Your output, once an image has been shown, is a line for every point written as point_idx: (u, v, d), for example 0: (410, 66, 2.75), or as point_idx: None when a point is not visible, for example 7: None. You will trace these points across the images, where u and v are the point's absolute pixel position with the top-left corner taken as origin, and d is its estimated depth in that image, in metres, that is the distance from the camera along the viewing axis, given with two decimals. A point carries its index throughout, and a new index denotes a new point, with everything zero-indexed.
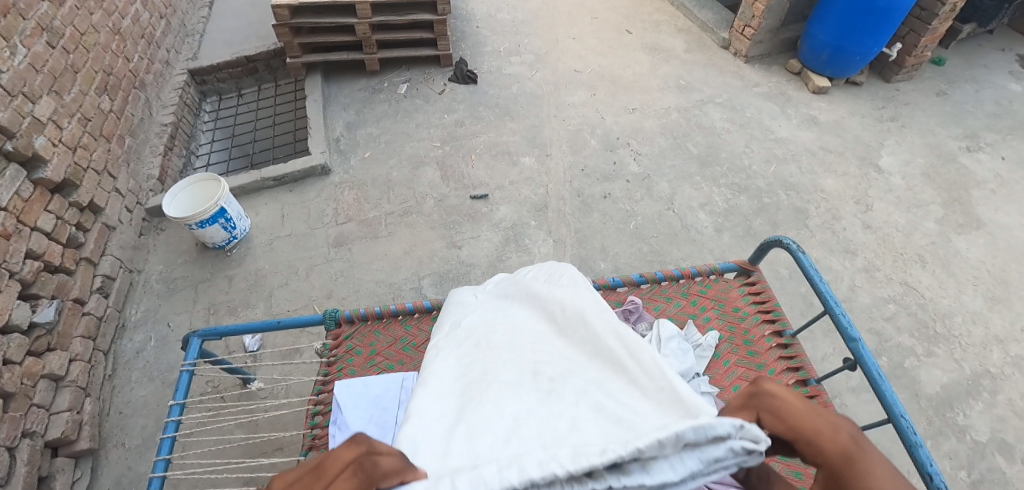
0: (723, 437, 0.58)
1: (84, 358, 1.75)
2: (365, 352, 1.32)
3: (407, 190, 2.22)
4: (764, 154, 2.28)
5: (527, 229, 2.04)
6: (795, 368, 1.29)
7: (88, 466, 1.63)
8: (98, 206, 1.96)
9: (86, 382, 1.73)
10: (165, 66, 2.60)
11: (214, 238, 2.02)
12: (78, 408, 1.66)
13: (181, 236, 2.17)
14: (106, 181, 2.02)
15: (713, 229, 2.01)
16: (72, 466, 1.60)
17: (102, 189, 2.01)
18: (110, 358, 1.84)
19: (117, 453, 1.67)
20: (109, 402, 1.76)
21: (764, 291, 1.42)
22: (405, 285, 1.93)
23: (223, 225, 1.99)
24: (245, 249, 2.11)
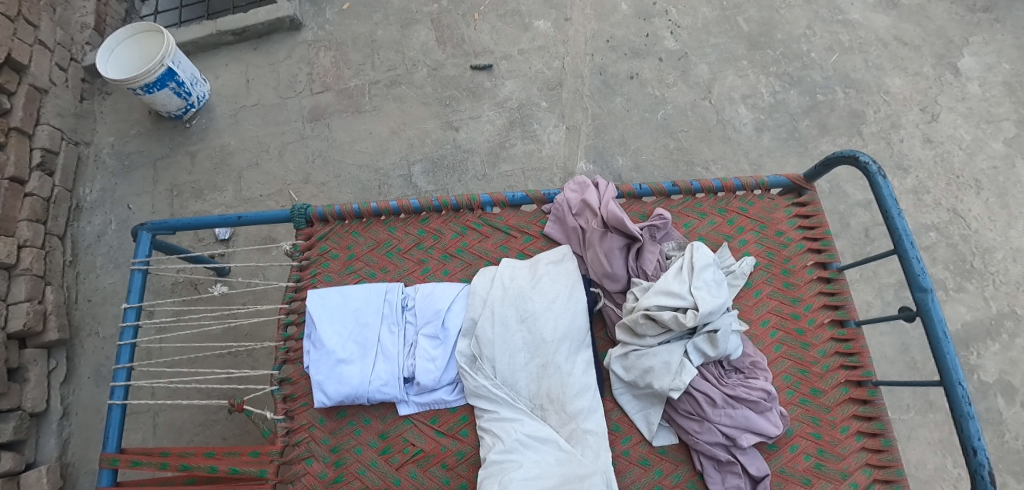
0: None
1: (36, 244, 1.55)
2: (343, 256, 1.14)
3: (395, 54, 1.85)
4: (826, 40, 1.90)
5: (535, 111, 1.73)
6: (834, 307, 1.14)
7: (63, 356, 1.56)
8: (19, 62, 1.61)
9: (44, 269, 1.55)
10: None
11: (168, 105, 1.73)
12: (42, 299, 1.51)
13: (131, 103, 1.90)
14: (24, 31, 1.66)
15: (753, 129, 1.72)
16: (45, 357, 1.51)
17: (21, 40, 1.65)
18: (68, 243, 1.68)
19: (92, 342, 1.62)
20: (73, 291, 1.64)
21: (815, 214, 1.18)
22: (393, 171, 1.68)
23: (175, 91, 1.69)
24: (206, 119, 1.85)
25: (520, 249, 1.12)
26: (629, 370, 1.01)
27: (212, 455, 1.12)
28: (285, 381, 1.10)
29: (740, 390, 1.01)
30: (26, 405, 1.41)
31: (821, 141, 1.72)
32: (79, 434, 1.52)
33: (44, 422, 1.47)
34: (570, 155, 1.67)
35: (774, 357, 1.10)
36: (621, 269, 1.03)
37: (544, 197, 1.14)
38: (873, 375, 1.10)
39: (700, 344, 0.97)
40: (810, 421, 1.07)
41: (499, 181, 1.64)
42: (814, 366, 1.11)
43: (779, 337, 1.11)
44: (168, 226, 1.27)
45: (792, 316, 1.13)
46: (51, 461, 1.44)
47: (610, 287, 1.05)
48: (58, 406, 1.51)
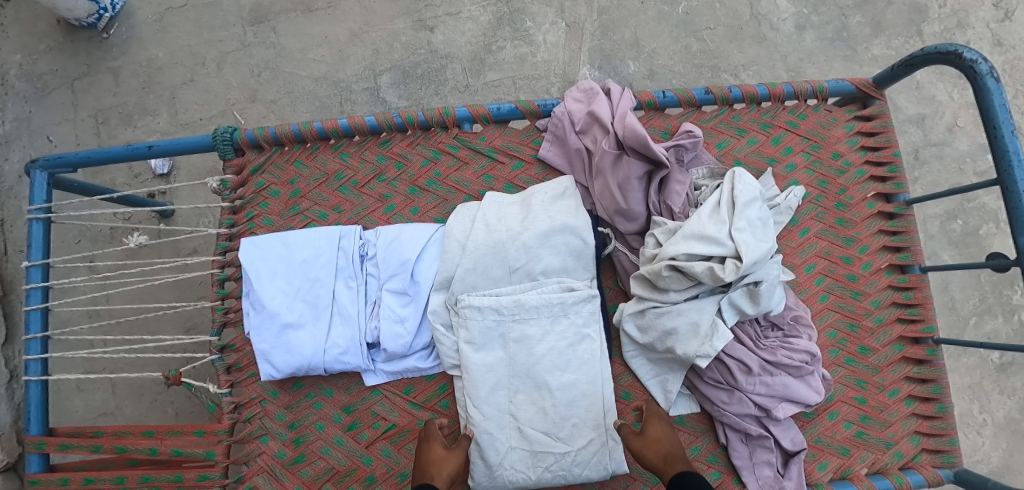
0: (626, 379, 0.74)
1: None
2: (285, 194, 0.90)
3: None
4: None
5: (528, 3, 1.39)
6: (895, 248, 0.93)
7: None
8: None
9: None
10: None
11: (74, 10, 1.33)
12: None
13: (36, 11, 1.44)
14: None
15: (793, 27, 1.42)
16: None
17: None
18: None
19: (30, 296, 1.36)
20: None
21: (883, 132, 0.94)
22: (356, 84, 1.38)
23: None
24: (127, 28, 1.45)
25: (508, 178, 0.87)
26: (645, 331, 0.79)
27: (151, 434, 0.91)
28: (227, 349, 0.90)
29: (780, 354, 0.81)
30: None
31: (874, 43, 1.43)
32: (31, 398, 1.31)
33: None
34: (571, 60, 1.37)
35: (819, 309, 0.90)
36: (640, 205, 0.77)
37: (539, 110, 0.87)
38: (934, 332, 0.91)
39: (736, 300, 0.75)
40: (854, 385, 0.90)
41: (485, 94, 1.36)
42: (865, 320, 0.91)
43: (826, 286, 0.91)
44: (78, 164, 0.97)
45: (843, 259, 0.92)
46: None
47: (623, 228, 0.80)
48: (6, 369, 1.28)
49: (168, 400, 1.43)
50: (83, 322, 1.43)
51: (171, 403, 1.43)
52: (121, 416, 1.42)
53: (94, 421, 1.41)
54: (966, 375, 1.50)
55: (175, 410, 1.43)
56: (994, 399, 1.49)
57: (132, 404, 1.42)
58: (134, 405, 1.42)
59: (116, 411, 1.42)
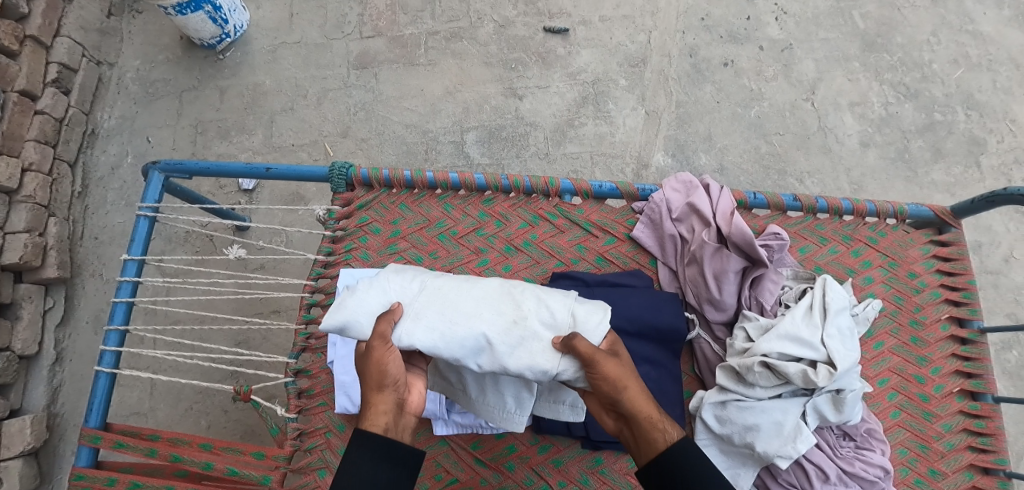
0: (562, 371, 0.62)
1: (42, 170, 1.30)
2: (385, 233, 0.94)
3: (458, 2, 1.60)
4: (952, 51, 1.61)
5: (612, 88, 1.49)
6: (968, 374, 0.93)
7: (61, 296, 1.31)
8: None
9: (47, 198, 1.31)
10: None
11: (200, 31, 1.48)
12: (40, 231, 1.26)
13: (163, 26, 1.60)
14: None
15: (857, 143, 1.50)
16: (41, 294, 1.27)
17: None
18: (78, 172, 1.42)
19: (95, 283, 1.37)
20: (80, 225, 1.39)
21: (958, 258, 0.97)
22: (443, 136, 1.47)
23: (210, 16, 1.44)
24: (242, 54, 1.59)
25: (600, 252, 0.91)
26: (723, 423, 0.79)
27: (208, 447, 0.90)
28: (301, 373, 0.91)
29: (857, 465, 0.80)
30: (16, 346, 1.19)
31: (934, 168, 1.50)
32: (72, 384, 1.30)
33: (33, 367, 1.24)
34: (647, 145, 1.45)
35: (890, 424, 0.90)
36: (732, 298, 0.80)
37: (638, 193, 0.92)
38: (1007, 465, 0.89)
39: (820, 404, 0.76)
40: None
41: (563, 164, 1.43)
42: (935, 442, 0.90)
43: (898, 402, 0.91)
44: (200, 170, 1.00)
45: (916, 378, 0.93)
46: (37, 411, 1.23)
47: (711, 316, 0.83)
48: (51, 350, 1.27)
49: (202, 411, 1.42)
50: (139, 319, 1.44)
51: (204, 415, 1.42)
52: (153, 419, 1.41)
53: (124, 419, 1.41)
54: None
55: (206, 423, 1.42)
56: None
57: (166, 408, 1.42)
58: (168, 409, 1.42)
59: (149, 412, 1.42)
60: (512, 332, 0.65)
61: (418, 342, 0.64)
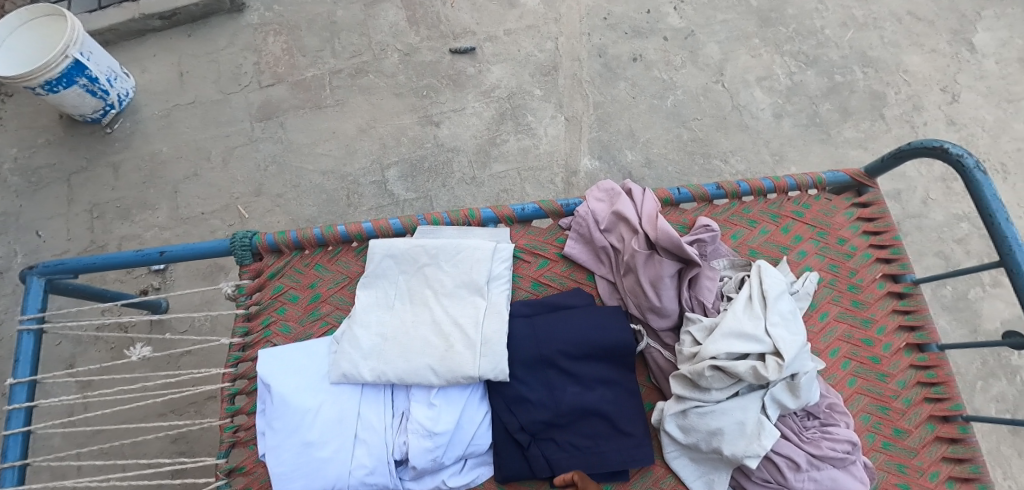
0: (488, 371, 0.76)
1: None
2: (304, 298, 0.88)
3: (358, 36, 1.54)
4: (839, 15, 1.71)
5: (529, 100, 1.47)
6: (911, 328, 0.95)
7: None
8: None
9: None
10: None
11: (80, 107, 1.36)
12: None
13: (38, 107, 1.47)
14: None
15: (771, 115, 1.54)
16: None
17: None
18: None
19: None
20: None
21: (881, 216, 1.00)
22: (363, 177, 1.39)
23: (87, 88, 1.32)
24: (132, 123, 1.47)
25: (535, 277, 0.87)
26: (688, 432, 0.76)
27: None
28: (235, 472, 0.82)
29: (825, 446, 0.79)
30: None
31: (844, 127, 1.55)
32: None
33: None
34: (572, 151, 1.43)
35: (849, 393, 0.90)
36: (673, 303, 0.78)
37: (562, 209, 0.89)
38: (963, 409, 0.91)
39: (777, 394, 0.74)
40: (896, 470, 0.87)
41: (491, 186, 1.38)
42: (895, 402, 0.91)
43: (852, 369, 0.91)
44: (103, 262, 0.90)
45: (864, 341, 0.93)
46: None
47: (656, 325, 0.80)
48: None
49: None
50: (58, 435, 1.30)
51: None
52: None
53: None
54: (1009, 446, 1.41)
55: None
56: (1016, 464, 1.38)
57: None
58: None
59: None
60: (448, 360, 0.76)
61: (383, 375, 0.78)
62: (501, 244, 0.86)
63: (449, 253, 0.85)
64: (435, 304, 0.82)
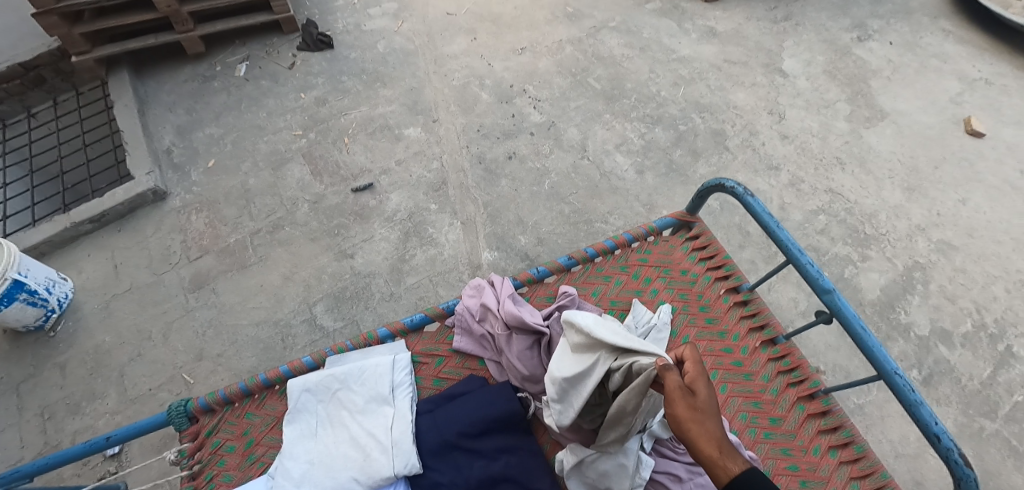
0: (399, 467, 0.87)
1: None
2: (240, 447, 0.99)
3: (271, 198, 1.75)
4: (670, 78, 2.09)
5: (428, 215, 1.70)
6: (760, 327, 1.14)
7: None
8: None
9: None
10: None
11: (22, 318, 1.48)
12: None
13: None
14: None
15: (635, 173, 1.81)
16: None
17: None
18: None
19: None
20: None
21: (709, 243, 1.23)
22: (294, 319, 1.54)
23: (28, 300, 1.46)
24: (75, 321, 1.59)
25: (435, 374, 1.03)
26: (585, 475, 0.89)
27: None
28: None
29: None
30: None
31: (697, 165, 1.84)
32: None
33: None
34: (473, 248, 1.64)
35: (724, 398, 1.06)
36: (539, 370, 0.97)
37: (444, 311, 1.07)
38: (820, 384, 1.07)
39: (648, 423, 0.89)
40: (782, 455, 0.99)
41: (409, 297, 1.56)
42: (765, 394, 1.07)
43: (721, 376, 1.08)
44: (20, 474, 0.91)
45: (725, 350, 1.11)
46: None
47: (536, 389, 0.97)
48: None
49: None
50: None
51: None
52: None
53: None
54: (926, 397, 1.51)
55: None
56: (937, 413, 1.48)
57: None
58: None
59: None
60: (365, 469, 0.89)
61: None
62: (397, 356, 1.03)
63: (356, 375, 1.00)
64: (349, 423, 0.95)
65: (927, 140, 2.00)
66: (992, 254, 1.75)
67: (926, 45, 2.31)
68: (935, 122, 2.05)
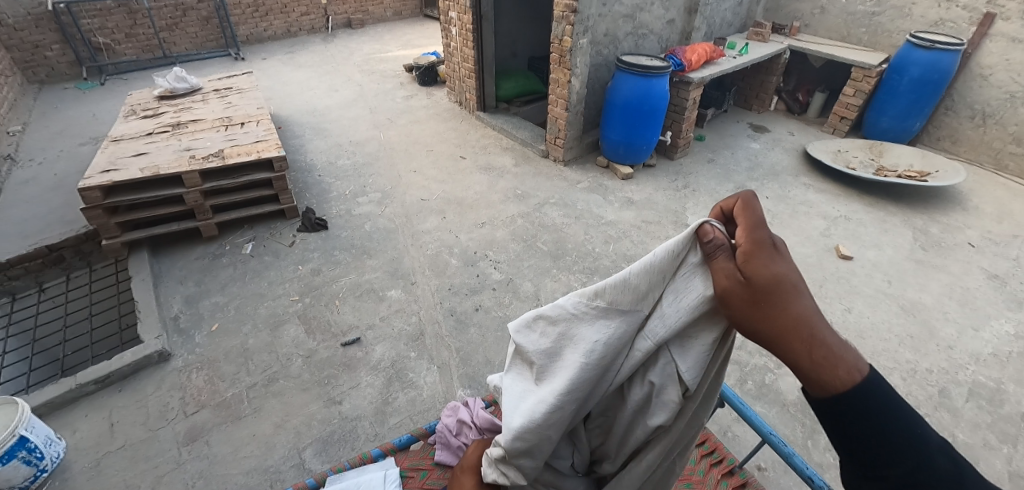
0: None
1: None
2: None
3: (269, 355, 1.96)
4: (602, 236, 2.62)
5: (408, 362, 1.96)
6: None
7: None
8: None
9: None
10: None
11: (11, 479, 1.46)
12: None
13: None
14: None
15: None
16: None
17: None
18: None
19: None
20: None
21: None
22: (284, 464, 1.63)
23: (25, 459, 1.47)
24: (61, 480, 1.57)
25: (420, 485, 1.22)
26: None
27: None
28: None
29: None
30: None
31: None
32: None
33: None
34: (448, 388, 1.88)
35: None
36: None
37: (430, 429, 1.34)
38: (735, 461, 1.33)
39: None
40: None
41: (391, 435, 1.72)
42: (694, 475, 1.32)
43: None
44: None
45: None
46: None
47: None
48: None
49: None
50: None
51: None
52: None
53: None
54: None
55: None
56: None
57: None
58: None
59: None
60: None
61: None
62: (387, 473, 1.22)
63: None
64: None
65: (810, 267, 2.50)
66: (882, 351, 2.09)
67: (793, 198, 3.00)
68: (812, 252, 2.59)
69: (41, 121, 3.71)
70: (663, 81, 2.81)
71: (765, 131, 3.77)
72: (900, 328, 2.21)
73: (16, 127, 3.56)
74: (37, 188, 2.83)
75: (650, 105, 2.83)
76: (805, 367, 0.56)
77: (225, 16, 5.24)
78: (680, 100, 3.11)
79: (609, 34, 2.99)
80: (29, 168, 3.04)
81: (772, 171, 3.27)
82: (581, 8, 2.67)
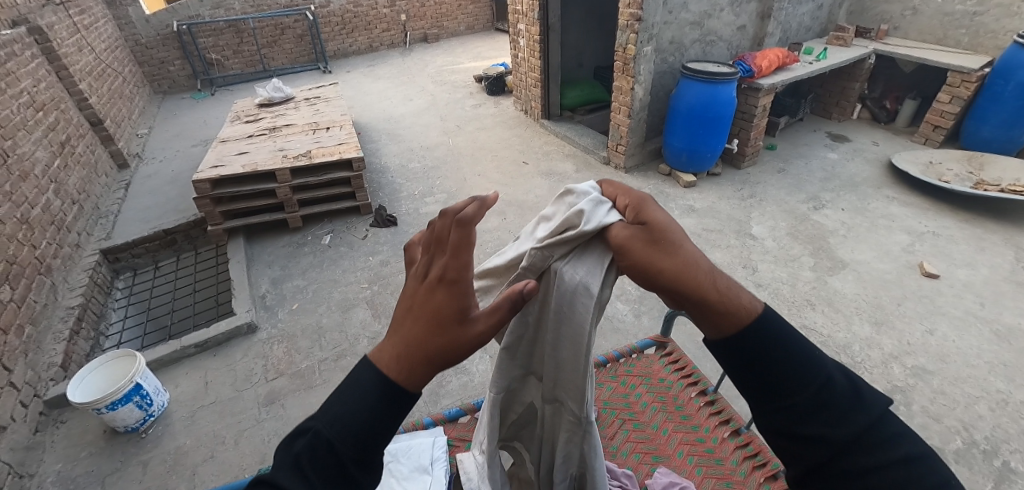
0: None
1: None
2: None
3: (339, 334, 2.15)
4: None
5: None
6: (726, 421, 1.42)
7: None
8: None
9: None
10: (75, 248, 2.51)
11: (125, 419, 1.73)
12: None
13: (86, 425, 1.82)
14: None
15: (634, 316, 2.18)
16: None
17: None
18: None
19: None
20: None
21: (680, 358, 1.61)
22: None
23: (138, 403, 1.73)
24: (163, 425, 1.82)
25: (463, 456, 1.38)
26: None
27: None
28: None
29: None
30: None
31: None
32: None
33: None
34: None
35: (700, 479, 1.30)
36: None
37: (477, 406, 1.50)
38: (780, 466, 1.29)
39: None
40: None
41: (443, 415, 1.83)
42: (735, 475, 1.30)
43: (696, 461, 1.34)
44: None
45: (698, 440, 1.39)
46: None
47: None
48: None
49: None
50: None
51: None
52: None
53: None
54: None
55: None
56: None
57: None
58: None
59: None
60: None
61: None
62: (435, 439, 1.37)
63: (404, 450, 1.34)
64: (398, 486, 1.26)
65: (887, 283, 2.35)
66: (968, 376, 1.92)
67: (873, 210, 2.83)
68: (890, 268, 2.43)
69: (162, 126, 4.28)
70: (729, 87, 2.77)
71: (845, 141, 3.58)
72: (991, 352, 2.02)
73: (142, 130, 4.12)
74: (158, 181, 3.28)
75: (715, 112, 2.80)
76: (714, 302, 0.61)
77: (316, 35, 5.76)
78: (749, 107, 3.05)
79: (675, 41, 3.00)
80: (152, 165, 3.53)
81: (850, 182, 3.10)
82: (646, 16, 2.72)
